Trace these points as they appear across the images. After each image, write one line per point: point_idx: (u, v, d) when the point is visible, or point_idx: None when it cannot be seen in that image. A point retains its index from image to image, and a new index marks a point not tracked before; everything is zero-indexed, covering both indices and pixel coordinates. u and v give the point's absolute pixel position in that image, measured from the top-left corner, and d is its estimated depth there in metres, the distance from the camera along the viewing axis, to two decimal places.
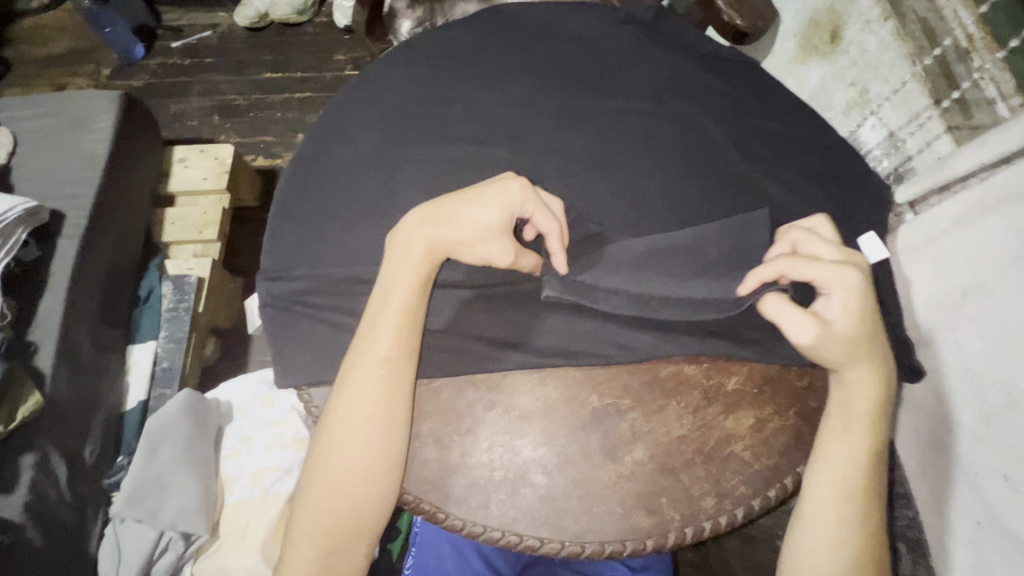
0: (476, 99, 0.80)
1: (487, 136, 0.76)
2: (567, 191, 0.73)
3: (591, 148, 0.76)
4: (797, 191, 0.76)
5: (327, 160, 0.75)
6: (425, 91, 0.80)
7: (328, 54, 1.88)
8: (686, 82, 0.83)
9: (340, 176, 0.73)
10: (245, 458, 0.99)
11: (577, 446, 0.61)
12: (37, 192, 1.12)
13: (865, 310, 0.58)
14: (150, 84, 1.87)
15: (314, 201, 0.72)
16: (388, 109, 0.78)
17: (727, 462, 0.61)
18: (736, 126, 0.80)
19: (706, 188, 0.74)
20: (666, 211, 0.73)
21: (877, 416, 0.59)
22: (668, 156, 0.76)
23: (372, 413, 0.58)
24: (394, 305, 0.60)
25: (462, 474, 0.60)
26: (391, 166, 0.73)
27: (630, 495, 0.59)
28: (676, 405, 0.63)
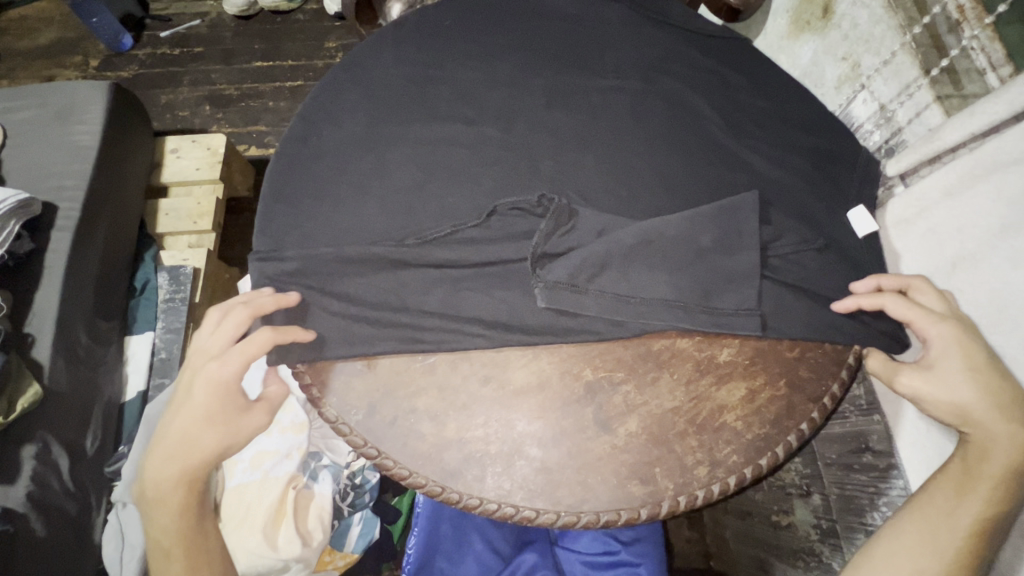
0: (466, 78, 0.79)
1: (478, 115, 0.76)
2: (558, 168, 0.73)
3: (584, 127, 0.76)
4: (789, 168, 0.76)
5: (316, 143, 0.75)
6: (415, 71, 0.79)
7: (319, 42, 1.87)
8: (675, 59, 0.83)
9: (328, 157, 0.73)
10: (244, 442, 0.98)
11: (572, 419, 0.62)
12: (27, 184, 1.11)
13: (960, 359, 0.60)
14: (140, 75, 1.85)
15: (304, 182, 0.72)
16: (376, 90, 0.78)
17: (719, 432, 0.62)
18: (726, 103, 0.80)
19: (695, 165, 0.74)
20: (658, 188, 0.73)
21: (995, 484, 0.58)
22: (658, 134, 0.76)
23: (171, 519, 0.63)
24: (173, 433, 0.62)
25: (459, 448, 0.60)
26: (380, 149, 0.73)
27: (625, 466, 0.60)
28: (668, 377, 0.64)
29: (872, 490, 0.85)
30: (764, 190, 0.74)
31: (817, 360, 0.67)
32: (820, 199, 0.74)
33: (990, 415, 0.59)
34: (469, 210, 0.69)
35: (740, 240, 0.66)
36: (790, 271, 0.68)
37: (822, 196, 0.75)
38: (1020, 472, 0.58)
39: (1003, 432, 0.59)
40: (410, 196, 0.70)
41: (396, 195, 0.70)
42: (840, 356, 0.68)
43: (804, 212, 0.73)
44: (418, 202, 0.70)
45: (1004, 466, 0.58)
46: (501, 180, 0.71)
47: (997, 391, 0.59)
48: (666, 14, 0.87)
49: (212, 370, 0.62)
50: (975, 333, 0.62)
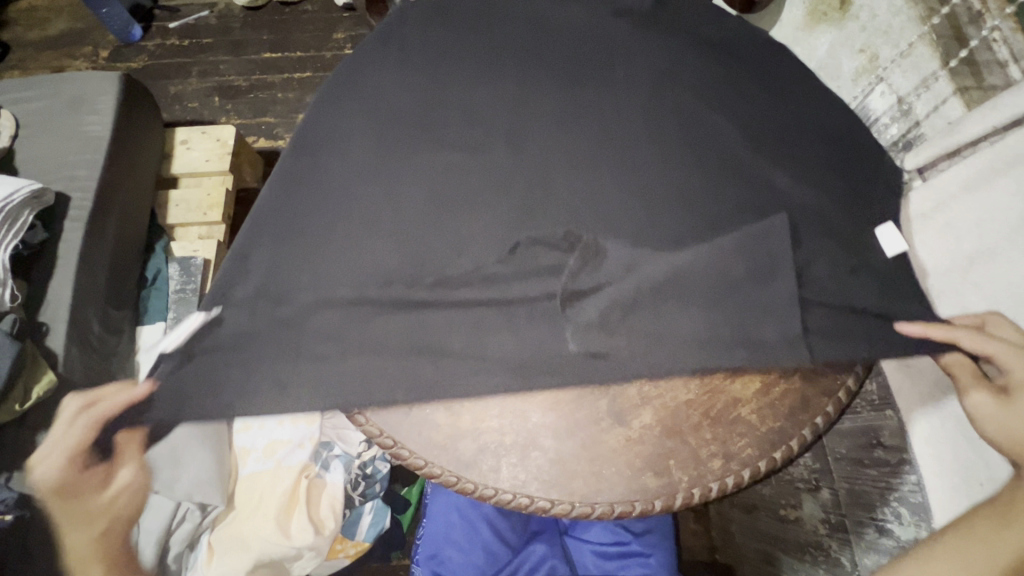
0: (479, 93, 0.79)
1: (495, 129, 0.76)
2: (572, 186, 0.72)
3: (597, 141, 0.76)
4: (813, 182, 0.73)
5: (323, 160, 0.74)
6: (427, 88, 0.79)
7: (328, 33, 1.87)
8: (683, 72, 0.82)
9: (336, 175, 0.72)
10: (255, 433, 0.97)
11: (586, 411, 0.62)
12: (39, 174, 1.12)
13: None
14: (149, 66, 1.85)
15: (309, 217, 0.70)
16: (387, 108, 0.78)
17: (734, 425, 0.62)
18: (745, 116, 0.78)
19: (713, 182, 0.73)
20: (674, 209, 0.71)
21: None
22: (673, 152, 0.75)
23: None
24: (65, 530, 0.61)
25: (473, 439, 0.61)
26: (391, 171, 0.72)
27: (639, 458, 0.60)
28: (683, 370, 0.64)
29: (883, 486, 0.85)
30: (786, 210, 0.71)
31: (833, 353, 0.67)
32: (844, 217, 0.72)
33: None
34: (486, 234, 0.68)
35: (763, 265, 0.65)
36: (827, 302, 0.65)
37: (854, 219, 0.72)
38: None
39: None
40: (422, 221, 0.69)
41: (409, 219, 0.69)
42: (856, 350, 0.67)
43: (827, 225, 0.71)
44: (430, 227, 0.69)
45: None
46: (513, 199, 0.71)
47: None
48: (676, 30, 0.86)
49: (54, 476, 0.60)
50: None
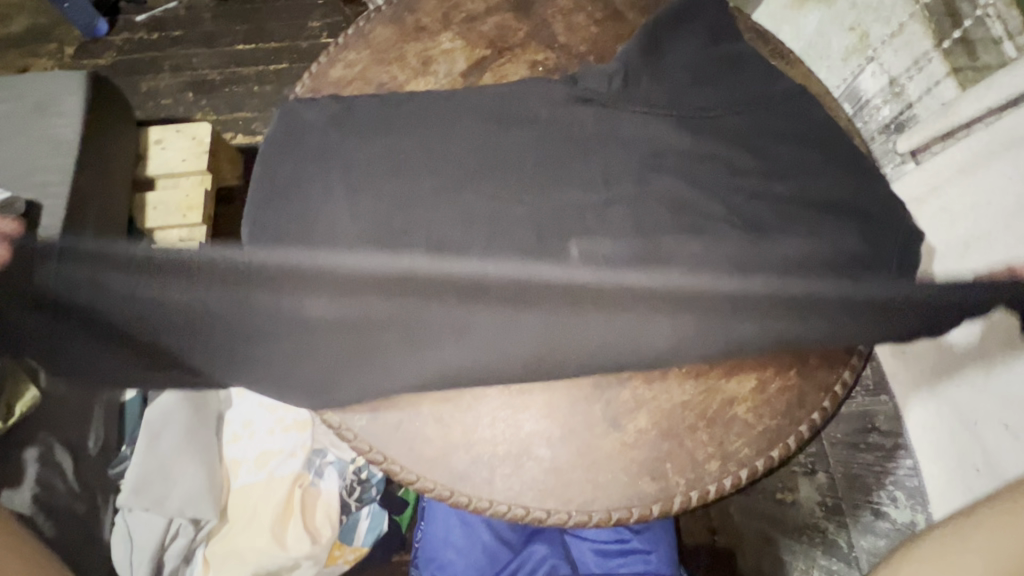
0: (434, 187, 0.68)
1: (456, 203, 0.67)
2: (551, 325, 0.61)
3: (590, 248, 0.64)
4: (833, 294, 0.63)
5: (263, 324, 0.61)
6: (365, 203, 0.67)
7: (302, 22, 1.81)
8: (687, 129, 0.70)
9: (283, 351, 0.61)
10: (247, 442, 0.99)
11: (580, 417, 0.61)
12: (6, 181, 1.07)
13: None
14: (118, 62, 1.78)
15: (298, 357, 0.61)
16: (334, 228, 0.67)
17: (730, 425, 0.60)
18: (765, 209, 0.66)
19: (729, 319, 0.61)
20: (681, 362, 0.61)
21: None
22: (677, 263, 0.63)
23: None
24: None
25: (466, 451, 0.60)
26: (347, 322, 0.61)
27: (636, 463, 0.59)
28: (677, 371, 0.62)
29: (878, 469, 0.87)
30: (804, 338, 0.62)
31: None
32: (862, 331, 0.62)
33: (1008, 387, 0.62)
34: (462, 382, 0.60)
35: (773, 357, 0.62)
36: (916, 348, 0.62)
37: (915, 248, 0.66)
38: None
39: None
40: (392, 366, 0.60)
41: (375, 368, 0.60)
42: None
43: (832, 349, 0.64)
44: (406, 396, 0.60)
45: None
46: (505, 300, 0.62)
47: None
48: (646, 91, 0.73)
49: None
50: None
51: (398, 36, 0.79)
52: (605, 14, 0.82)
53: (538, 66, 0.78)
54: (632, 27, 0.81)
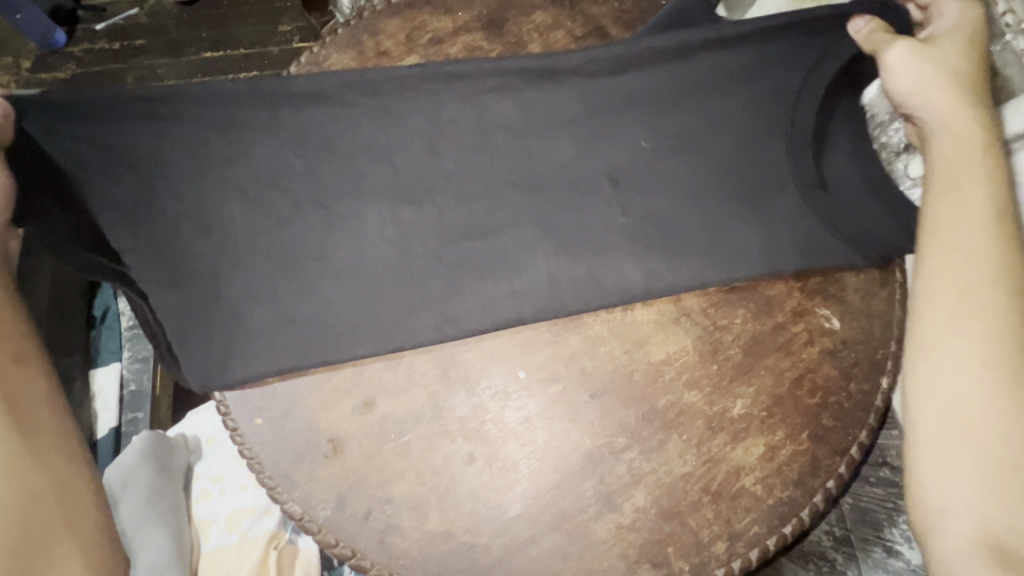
0: (340, 110, 0.56)
1: (372, 133, 0.58)
2: (531, 226, 0.60)
3: (555, 164, 0.61)
4: (844, 215, 0.60)
5: (231, 267, 0.57)
6: (259, 120, 0.55)
7: (271, 26, 1.72)
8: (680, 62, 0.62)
9: (263, 283, 0.57)
10: (218, 500, 0.93)
11: (571, 497, 0.54)
12: None
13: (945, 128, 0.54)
14: (77, 75, 1.67)
15: (242, 294, 0.57)
16: (234, 167, 0.57)
17: (737, 499, 0.55)
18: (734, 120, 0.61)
19: (724, 227, 0.60)
20: (683, 270, 0.59)
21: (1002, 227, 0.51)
22: (650, 172, 0.61)
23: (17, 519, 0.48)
24: None
25: (444, 541, 0.53)
26: (317, 232, 0.59)
27: (634, 547, 0.53)
28: (677, 439, 0.56)
29: (891, 505, 0.79)
30: (816, 261, 0.59)
31: None
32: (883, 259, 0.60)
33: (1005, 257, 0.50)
34: (459, 282, 0.59)
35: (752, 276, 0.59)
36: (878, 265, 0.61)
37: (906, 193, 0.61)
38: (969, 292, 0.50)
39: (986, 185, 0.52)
40: (378, 270, 0.59)
41: (364, 276, 0.58)
42: None
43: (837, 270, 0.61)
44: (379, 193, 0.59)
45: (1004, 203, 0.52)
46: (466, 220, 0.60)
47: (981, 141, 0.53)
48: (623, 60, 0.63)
49: None
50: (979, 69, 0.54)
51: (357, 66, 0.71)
52: (587, 32, 0.74)
53: None
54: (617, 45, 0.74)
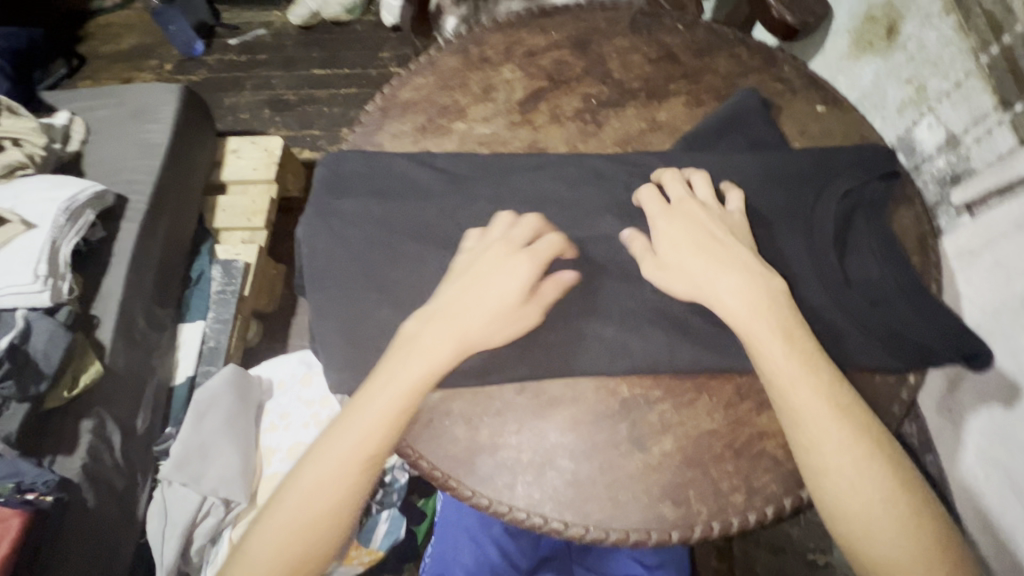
0: (436, 187, 0.72)
1: (448, 192, 0.71)
2: (573, 290, 0.65)
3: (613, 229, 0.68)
4: (870, 313, 0.64)
5: (310, 291, 0.67)
6: (391, 179, 0.72)
7: (374, 51, 1.97)
8: (730, 134, 0.76)
9: (353, 301, 0.66)
10: (283, 433, 1.05)
11: (605, 434, 0.61)
12: (102, 177, 1.30)
13: (774, 327, 0.57)
14: (208, 78, 1.97)
15: (338, 298, 0.66)
16: (356, 206, 0.70)
17: (758, 459, 0.60)
18: (776, 210, 0.69)
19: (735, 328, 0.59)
20: (720, 329, 0.63)
21: (838, 398, 0.56)
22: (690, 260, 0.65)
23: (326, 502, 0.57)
24: (322, 483, 0.57)
25: (490, 454, 0.61)
26: (374, 277, 0.67)
27: (657, 486, 0.59)
28: (707, 399, 0.63)
29: None
30: (847, 350, 0.64)
31: (869, 391, 0.66)
32: (907, 357, 0.63)
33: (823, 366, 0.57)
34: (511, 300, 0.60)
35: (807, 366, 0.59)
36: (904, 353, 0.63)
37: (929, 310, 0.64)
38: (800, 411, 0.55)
39: (808, 370, 0.56)
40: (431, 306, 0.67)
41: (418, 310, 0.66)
42: (892, 391, 0.66)
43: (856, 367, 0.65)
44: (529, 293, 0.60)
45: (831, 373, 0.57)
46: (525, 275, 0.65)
47: (759, 293, 0.59)
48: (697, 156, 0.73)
49: (319, 465, 0.57)
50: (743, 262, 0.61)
51: (463, 67, 0.85)
52: (660, 57, 0.86)
53: (591, 99, 0.82)
54: (685, 70, 0.85)
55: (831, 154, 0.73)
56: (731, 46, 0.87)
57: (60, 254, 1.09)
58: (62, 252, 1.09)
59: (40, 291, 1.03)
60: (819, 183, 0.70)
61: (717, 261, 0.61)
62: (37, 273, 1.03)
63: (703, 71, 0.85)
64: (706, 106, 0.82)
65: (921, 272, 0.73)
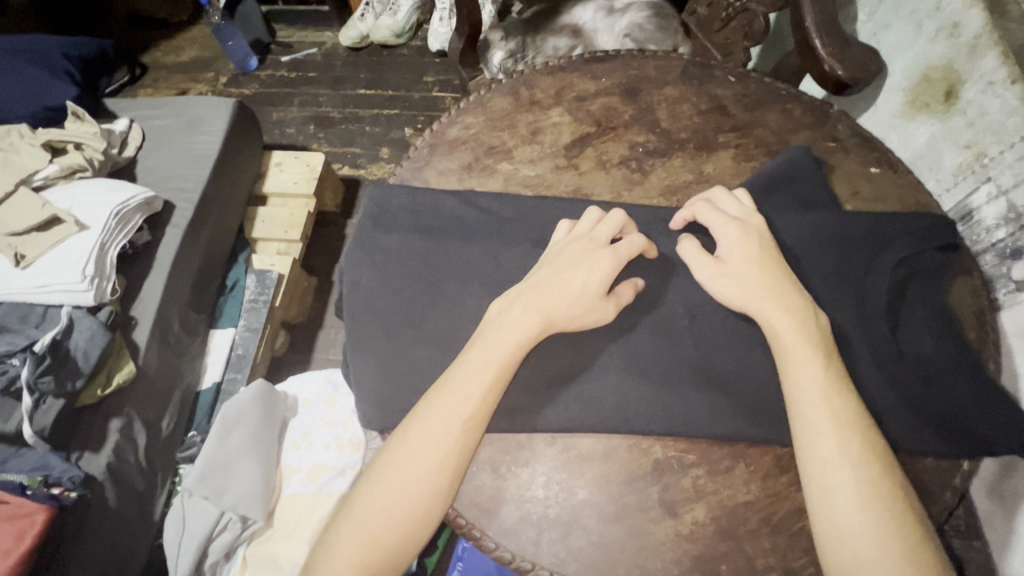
0: (479, 228, 0.72)
1: (491, 234, 0.72)
2: (615, 340, 0.64)
3: (655, 284, 0.66)
4: (923, 392, 0.62)
5: (348, 322, 0.68)
6: (438, 216, 0.73)
7: (419, 75, 2.02)
8: (785, 189, 0.74)
9: (392, 336, 0.67)
10: (304, 453, 1.05)
11: (635, 496, 0.60)
12: (153, 184, 1.35)
13: (829, 408, 0.55)
14: (259, 93, 2.05)
15: (379, 331, 0.67)
16: (403, 241, 0.71)
17: (796, 538, 0.58)
18: (829, 275, 0.67)
19: (794, 404, 0.56)
20: (766, 396, 0.61)
21: (881, 492, 0.51)
22: (740, 320, 0.64)
23: (413, 497, 0.55)
24: (407, 477, 0.55)
25: (516, 506, 0.60)
26: (413, 314, 0.68)
27: (687, 557, 0.57)
28: (744, 468, 0.61)
29: None
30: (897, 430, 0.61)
31: (917, 473, 0.63)
32: (957, 442, 0.61)
33: (872, 436, 0.54)
34: (533, 326, 0.60)
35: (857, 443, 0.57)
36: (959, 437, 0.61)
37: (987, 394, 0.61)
38: (839, 483, 0.52)
39: (856, 459, 0.53)
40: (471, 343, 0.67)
41: (457, 345, 0.67)
42: (943, 476, 0.63)
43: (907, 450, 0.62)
44: (546, 320, 0.60)
45: (883, 466, 0.53)
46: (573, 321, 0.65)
47: (814, 360, 0.57)
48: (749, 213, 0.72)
49: (402, 459, 0.56)
50: (815, 339, 0.58)
51: (513, 107, 0.87)
52: (710, 107, 0.86)
53: (637, 146, 0.82)
54: (735, 122, 0.84)
55: (887, 221, 0.70)
56: (783, 100, 0.86)
57: (108, 257, 1.13)
58: (109, 254, 1.14)
59: (86, 290, 1.08)
60: (873, 250, 0.68)
61: (802, 335, 0.58)
62: (85, 273, 1.08)
63: (753, 124, 0.84)
64: (755, 160, 0.81)
65: (977, 349, 0.70)
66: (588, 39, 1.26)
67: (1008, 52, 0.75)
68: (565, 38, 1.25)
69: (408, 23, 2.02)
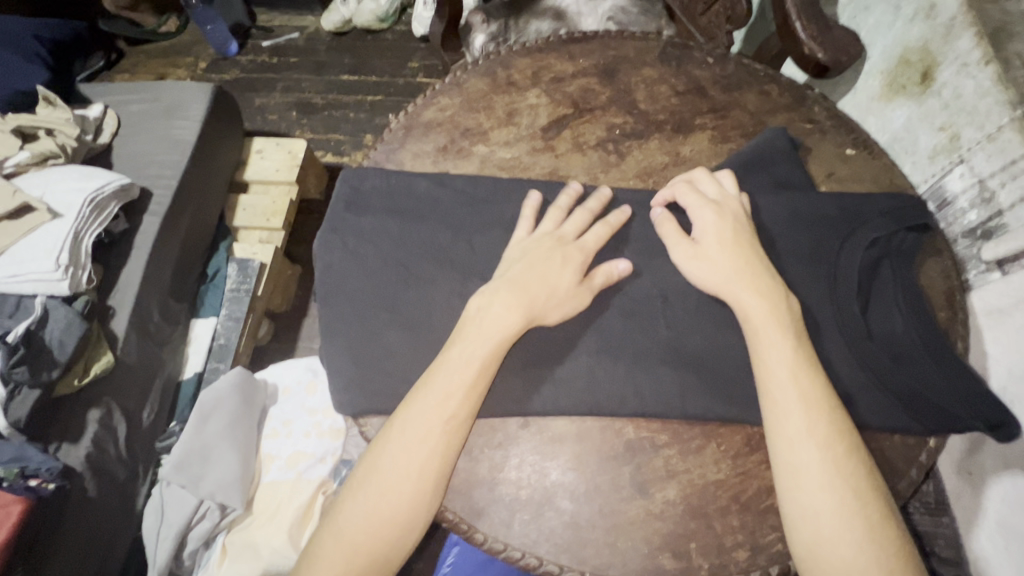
0: (454, 210, 0.71)
1: (464, 217, 0.71)
2: (586, 323, 0.63)
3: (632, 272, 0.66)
4: (893, 371, 0.62)
5: (321, 305, 0.67)
6: (412, 198, 0.72)
7: (403, 61, 1.99)
8: (764, 170, 0.73)
9: (365, 318, 0.66)
10: (284, 440, 1.05)
11: (607, 476, 0.60)
12: (129, 171, 1.32)
13: (797, 388, 0.55)
14: (239, 78, 2.01)
15: (352, 313, 0.66)
16: (376, 222, 0.70)
17: (765, 515, 0.58)
18: (801, 255, 0.68)
19: (763, 384, 0.56)
20: (738, 376, 0.61)
21: (846, 469, 0.52)
22: (713, 300, 0.64)
23: (391, 500, 0.54)
24: (389, 479, 0.55)
25: (488, 488, 0.60)
26: (383, 299, 0.67)
27: (658, 535, 0.58)
28: (715, 447, 0.61)
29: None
30: (868, 409, 0.62)
31: (885, 452, 0.64)
32: (927, 420, 0.61)
33: (837, 419, 0.54)
34: (516, 324, 0.60)
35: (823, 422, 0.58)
36: (928, 416, 0.61)
37: (949, 369, 0.62)
38: (803, 463, 0.52)
39: (823, 437, 0.53)
40: (440, 327, 0.66)
41: (428, 329, 0.66)
42: (910, 453, 0.64)
43: (877, 430, 0.63)
44: (530, 316, 0.61)
45: (849, 445, 0.53)
46: None
47: (783, 341, 0.57)
48: None
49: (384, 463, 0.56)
50: (785, 320, 0.58)
51: (490, 90, 0.85)
52: (689, 89, 0.85)
53: (615, 128, 0.82)
54: (713, 105, 0.84)
55: (861, 202, 0.70)
56: (761, 82, 0.86)
57: (83, 244, 1.11)
58: (84, 243, 1.11)
59: (61, 279, 1.05)
60: (845, 232, 0.68)
61: (772, 317, 0.58)
62: (60, 262, 1.04)
63: (731, 106, 0.84)
64: (732, 142, 0.81)
65: (946, 328, 0.71)
66: (572, 22, 1.23)
67: (983, 32, 0.75)
68: (548, 21, 1.23)
69: (392, 7, 1.98)
